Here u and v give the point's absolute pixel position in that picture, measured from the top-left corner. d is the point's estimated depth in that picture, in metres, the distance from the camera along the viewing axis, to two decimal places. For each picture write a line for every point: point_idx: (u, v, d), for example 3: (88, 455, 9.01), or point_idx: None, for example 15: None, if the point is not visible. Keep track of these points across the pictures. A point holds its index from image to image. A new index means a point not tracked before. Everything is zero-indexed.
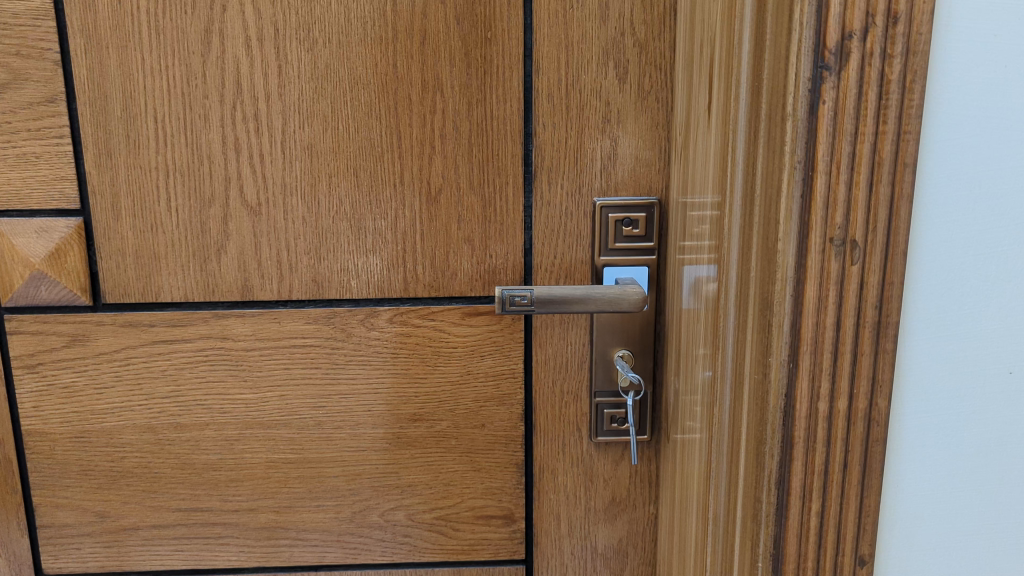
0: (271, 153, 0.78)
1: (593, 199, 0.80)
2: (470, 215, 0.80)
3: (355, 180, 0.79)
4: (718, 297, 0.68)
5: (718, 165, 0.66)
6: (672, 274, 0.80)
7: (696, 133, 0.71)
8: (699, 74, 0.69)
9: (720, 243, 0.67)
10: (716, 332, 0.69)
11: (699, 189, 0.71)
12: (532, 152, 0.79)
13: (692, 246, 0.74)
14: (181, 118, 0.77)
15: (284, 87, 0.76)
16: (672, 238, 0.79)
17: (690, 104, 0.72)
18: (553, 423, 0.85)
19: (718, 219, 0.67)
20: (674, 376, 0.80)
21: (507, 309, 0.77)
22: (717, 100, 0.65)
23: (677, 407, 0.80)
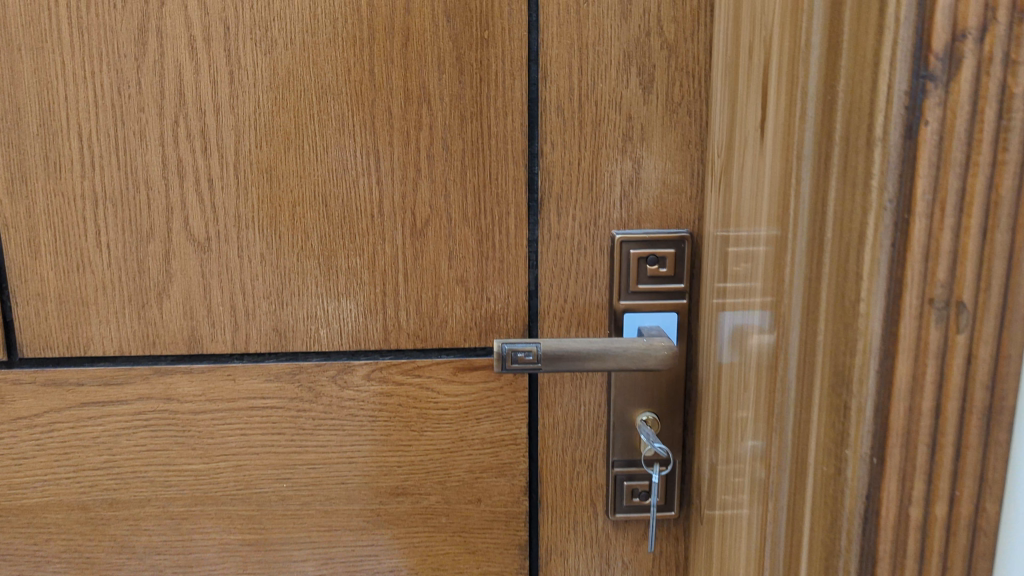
0: (221, 178, 0.64)
1: (611, 232, 0.67)
2: (463, 252, 0.67)
3: (324, 211, 0.65)
4: (775, 362, 0.54)
5: (773, 198, 0.53)
6: (708, 323, 0.66)
7: (739, 157, 0.57)
8: (744, 84, 0.55)
9: (776, 295, 0.54)
10: (772, 403, 0.55)
11: (745, 227, 0.58)
12: (538, 176, 0.66)
13: (737, 293, 0.60)
14: (112, 135, 0.63)
15: (236, 97, 0.63)
16: (709, 279, 0.65)
17: (731, 121, 0.58)
18: (562, 497, 0.71)
19: (775, 265, 0.54)
20: (710, 446, 0.67)
21: (508, 367, 0.64)
22: (771, 117, 0.52)
23: (713, 483, 0.66)
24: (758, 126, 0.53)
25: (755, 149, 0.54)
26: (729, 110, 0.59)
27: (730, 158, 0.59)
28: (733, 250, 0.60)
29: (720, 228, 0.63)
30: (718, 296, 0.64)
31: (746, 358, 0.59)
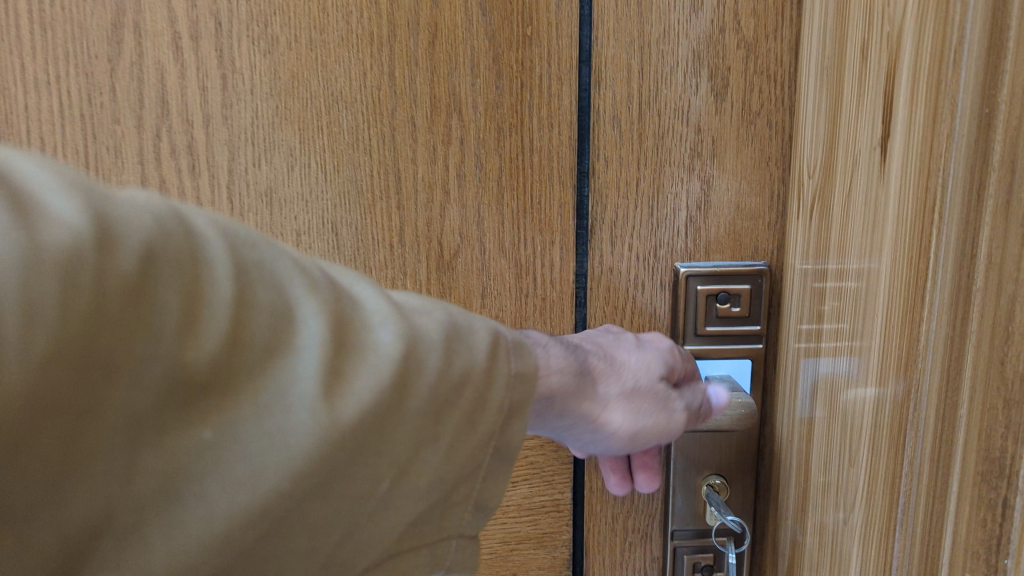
0: (212, 201, 0.54)
1: (674, 264, 0.56)
2: (499, 288, 0.56)
3: (334, 240, 0.55)
4: (899, 438, 0.43)
5: (901, 234, 0.41)
6: (792, 375, 0.55)
7: (841, 180, 0.46)
8: (851, 91, 0.45)
9: (901, 354, 0.42)
10: (894, 486, 0.43)
11: (852, 265, 0.46)
12: (588, 199, 0.55)
13: (831, 345, 0.49)
14: (82, 151, 0.53)
15: (230, 106, 0.53)
16: (794, 323, 0.54)
17: (831, 135, 0.47)
18: (611, 569, 0.62)
19: (901, 316, 0.42)
20: (791, 522, 0.55)
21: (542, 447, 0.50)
22: (898, 130, 0.41)
23: (792, 564, 0.55)
24: (878, 142, 0.42)
25: (871, 171, 0.43)
26: (827, 121, 0.48)
27: (829, 180, 0.48)
28: (830, 293, 0.48)
29: (808, 263, 0.51)
30: (804, 343, 0.52)
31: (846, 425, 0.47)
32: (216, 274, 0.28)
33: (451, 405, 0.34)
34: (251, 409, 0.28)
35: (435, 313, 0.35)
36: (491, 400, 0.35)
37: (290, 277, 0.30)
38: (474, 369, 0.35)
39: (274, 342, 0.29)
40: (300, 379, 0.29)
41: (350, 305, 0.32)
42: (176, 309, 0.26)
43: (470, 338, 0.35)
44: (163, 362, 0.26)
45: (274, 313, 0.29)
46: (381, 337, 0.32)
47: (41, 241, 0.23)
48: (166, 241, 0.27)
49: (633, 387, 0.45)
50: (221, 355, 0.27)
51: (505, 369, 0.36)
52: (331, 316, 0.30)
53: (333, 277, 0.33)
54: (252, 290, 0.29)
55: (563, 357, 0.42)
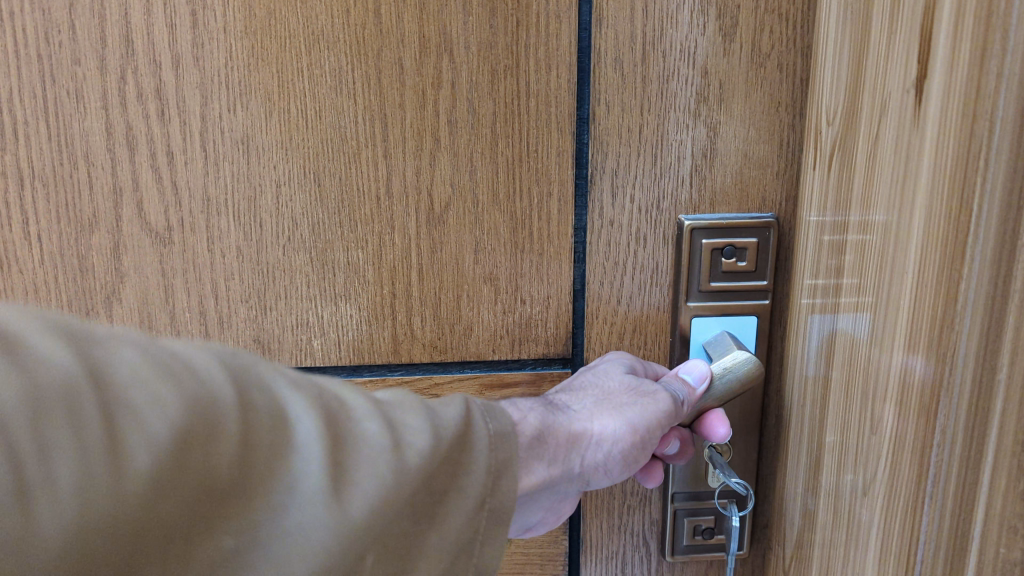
0: (184, 150, 0.50)
1: (678, 217, 0.53)
2: (492, 244, 0.53)
3: (317, 192, 0.51)
4: (930, 408, 0.39)
5: (936, 193, 0.37)
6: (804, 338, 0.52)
7: (865, 128, 0.43)
8: (872, 28, 0.42)
9: (934, 316, 0.38)
10: (923, 455, 0.40)
11: (878, 223, 0.42)
12: (587, 147, 0.52)
13: (851, 308, 0.45)
14: (39, 95, 0.48)
15: (201, 46, 0.48)
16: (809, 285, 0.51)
17: (854, 77, 0.44)
18: (609, 535, 0.60)
19: (933, 277, 0.38)
20: (800, 489, 0.53)
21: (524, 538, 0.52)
22: (939, 68, 0.36)
23: (799, 528, 0.53)
24: (912, 85, 0.38)
25: (901, 116, 0.39)
26: (848, 61, 0.45)
27: (851, 125, 0.44)
28: (851, 247, 0.45)
29: (825, 216, 0.48)
30: (818, 307, 0.49)
31: (866, 390, 0.44)
32: (218, 388, 0.29)
33: (443, 480, 0.35)
34: (267, 509, 0.30)
35: (409, 401, 0.36)
36: (479, 461, 0.36)
37: (277, 386, 0.32)
38: (455, 442, 0.36)
39: (278, 444, 0.30)
40: (305, 474, 0.30)
41: (336, 403, 0.33)
42: (191, 424, 0.28)
43: (450, 416, 0.36)
44: (186, 479, 0.27)
45: (271, 417, 0.31)
46: (369, 427, 0.33)
47: (45, 389, 0.25)
48: (162, 367, 0.28)
49: (600, 395, 0.48)
50: (234, 463, 0.29)
51: (482, 431, 0.37)
52: (319, 412, 0.32)
53: (315, 380, 0.35)
54: (251, 398, 0.31)
55: (529, 402, 0.46)
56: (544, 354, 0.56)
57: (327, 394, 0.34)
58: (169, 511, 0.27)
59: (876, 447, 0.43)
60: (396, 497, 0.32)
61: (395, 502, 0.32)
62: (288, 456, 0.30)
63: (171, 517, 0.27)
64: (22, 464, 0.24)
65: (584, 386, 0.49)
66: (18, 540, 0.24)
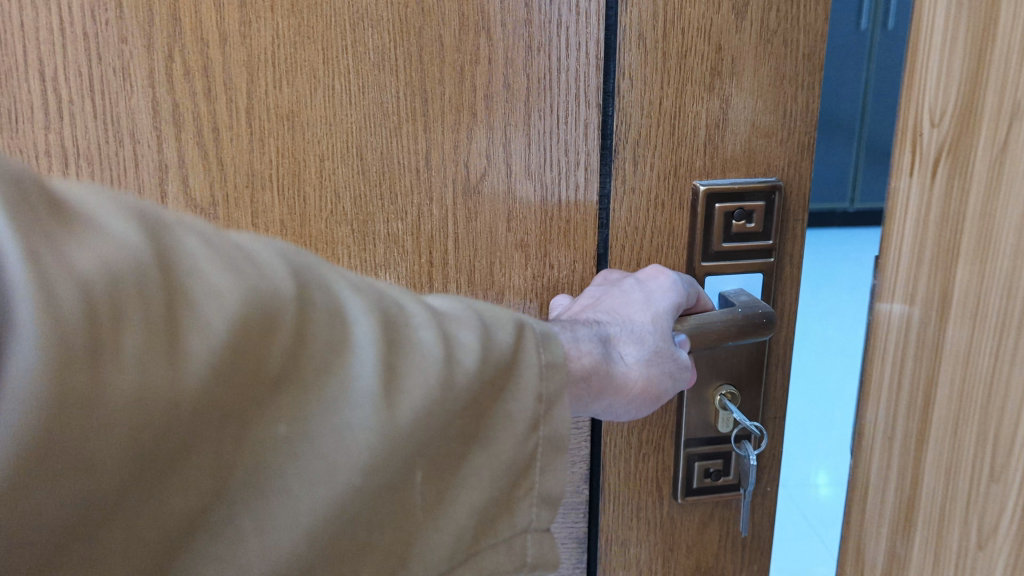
0: (229, 126, 0.51)
1: (693, 183, 0.57)
2: (523, 212, 0.56)
3: (359, 166, 0.53)
4: None
5: None
6: (898, 360, 0.50)
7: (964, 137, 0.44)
8: (996, 46, 0.41)
9: None
10: None
11: (1004, 251, 0.42)
12: (612, 119, 0.55)
13: (963, 335, 0.45)
14: (85, 73, 0.49)
15: (249, 24, 0.49)
16: (902, 308, 0.50)
17: (971, 87, 0.43)
18: (626, 482, 0.64)
19: None
20: (889, 520, 0.52)
21: None
22: None
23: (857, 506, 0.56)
24: None
25: None
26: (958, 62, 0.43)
27: (966, 135, 0.44)
28: (965, 264, 0.45)
29: (934, 225, 0.47)
30: (919, 331, 0.49)
31: (981, 431, 0.44)
32: (277, 279, 0.31)
33: (488, 401, 0.36)
34: (319, 402, 0.31)
35: (463, 313, 0.38)
36: (529, 383, 0.38)
37: (333, 286, 0.33)
38: (506, 365, 0.37)
39: (332, 340, 0.31)
40: (357, 374, 0.31)
41: (392, 306, 0.35)
42: (252, 316, 0.29)
43: (500, 336, 0.37)
44: (246, 365, 0.29)
45: (329, 314, 0.32)
46: (423, 336, 0.34)
47: (115, 262, 0.26)
48: (216, 254, 0.29)
49: (640, 338, 0.51)
50: (288, 358, 0.30)
51: (532, 356, 0.38)
52: (376, 316, 0.33)
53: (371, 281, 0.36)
54: (308, 294, 0.32)
55: (586, 334, 0.48)
56: None
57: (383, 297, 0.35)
58: (229, 395, 0.28)
59: (999, 494, 0.44)
60: (445, 410, 0.34)
61: (448, 409, 0.35)
62: (341, 355, 0.32)
63: (228, 402, 0.28)
64: (97, 328, 0.25)
65: (627, 319, 0.51)
66: (84, 400, 0.24)
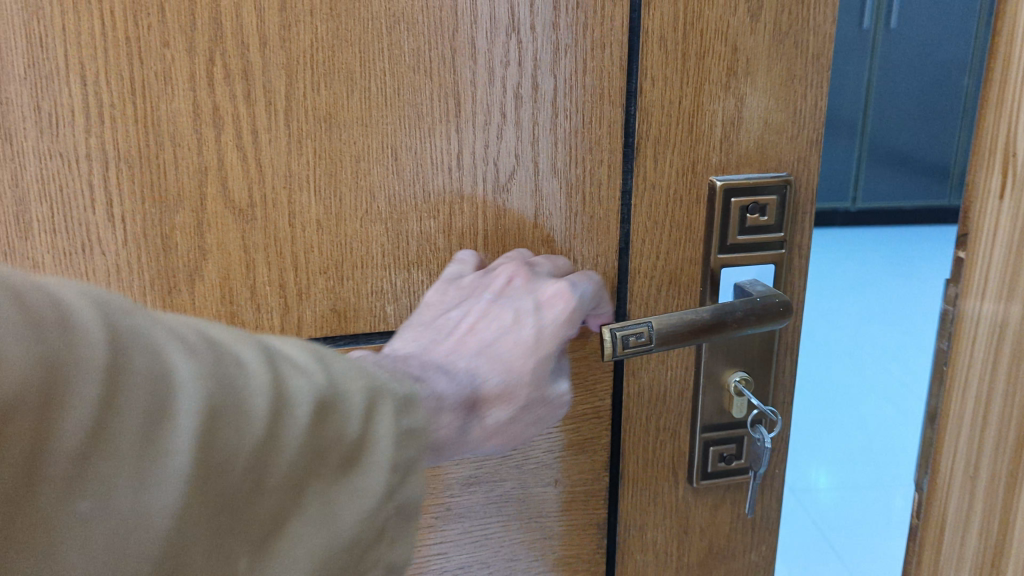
0: (269, 128, 0.52)
1: (709, 178, 0.60)
2: (551, 208, 0.58)
3: (394, 165, 0.55)
4: None
5: None
6: (988, 380, 0.49)
7: None
8: None
9: None
10: None
11: None
12: (635, 117, 0.57)
13: None
14: (127, 76, 0.49)
15: (289, 27, 0.50)
16: (992, 310, 0.48)
17: None
18: (644, 469, 0.66)
19: None
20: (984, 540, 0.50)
21: (618, 354, 0.58)
22: None
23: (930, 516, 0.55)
24: None
25: None
26: None
27: None
28: None
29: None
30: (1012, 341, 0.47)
31: None
32: (91, 341, 0.29)
33: (316, 466, 0.36)
34: (131, 478, 0.29)
35: (313, 368, 0.37)
36: (381, 452, 0.38)
37: (166, 345, 0.32)
38: (336, 432, 0.36)
39: (150, 408, 0.30)
40: (172, 445, 0.30)
41: (229, 367, 0.33)
42: (49, 384, 0.27)
43: (349, 399, 0.37)
44: (39, 434, 0.27)
45: (151, 378, 0.30)
46: (256, 402, 0.33)
47: None
48: (28, 314, 0.28)
49: (511, 395, 0.50)
50: (94, 427, 0.28)
51: (389, 427, 0.38)
52: (207, 383, 0.32)
53: (211, 336, 0.35)
54: (128, 356, 0.30)
55: (451, 400, 0.47)
56: None
57: (218, 354, 0.34)
58: (13, 467, 0.26)
59: None
60: (254, 477, 0.33)
61: (262, 478, 0.34)
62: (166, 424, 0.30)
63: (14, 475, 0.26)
64: None
65: (507, 366, 0.49)
66: None
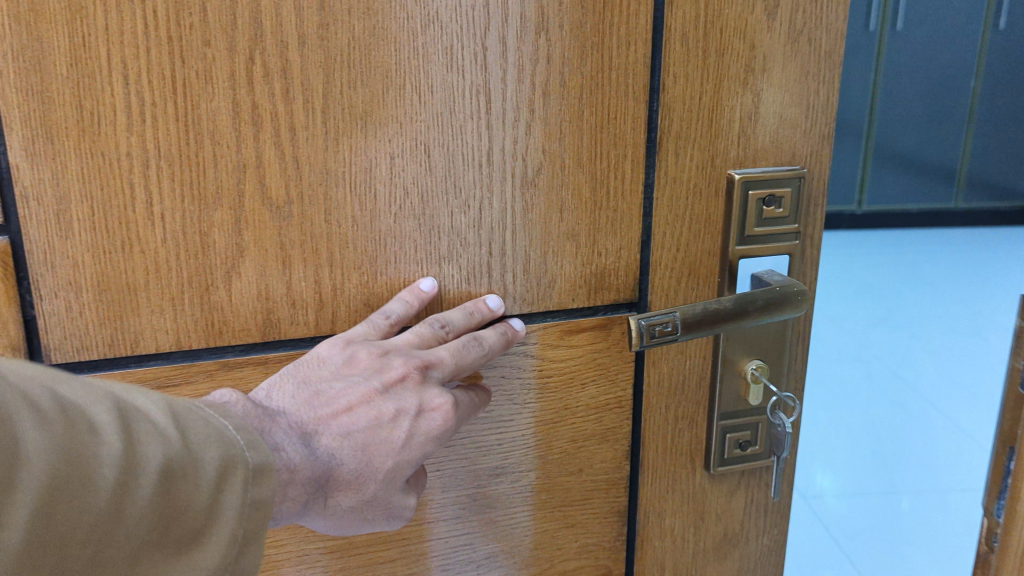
0: (306, 126, 0.53)
1: (727, 172, 0.62)
2: (576, 203, 0.60)
3: (426, 161, 0.56)
4: None
5: None
6: None
7: None
8: None
9: None
10: None
11: None
12: (658, 113, 0.59)
13: None
14: (168, 75, 0.49)
15: (327, 25, 0.51)
16: None
17: None
18: (663, 457, 0.68)
19: None
20: None
21: (647, 344, 0.60)
22: None
23: None
24: None
25: None
26: None
27: None
28: None
29: None
30: None
31: None
32: None
33: (176, 524, 0.38)
34: None
35: (170, 430, 0.39)
36: (226, 522, 0.40)
37: (20, 416, 0.33)
38: (197, 494, 0.39)
39: (1, 479, 0.32)
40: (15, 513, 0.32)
41: (86, 437, 0.35)
42: None
43: (205, 460, 0.39)
44: None
45: (2, 450, 0.32)
46: (106, 472, 0.35)
47: None
48: None
49: (360, 484, 0.51)
50: None
51: (236, 495, 0.40)
52: (56, 456, 0.34)
53: (72, 400, 0.36)
54: None
55: (304, 476, 0.48)
56: (615, 299, 0.63)
57: (79, 421, 0.35)
58: None
59: None
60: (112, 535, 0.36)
61: (106, 546, 0.35)
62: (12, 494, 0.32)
63: None
64: None
65: (368, 458, 0.51)
66: None
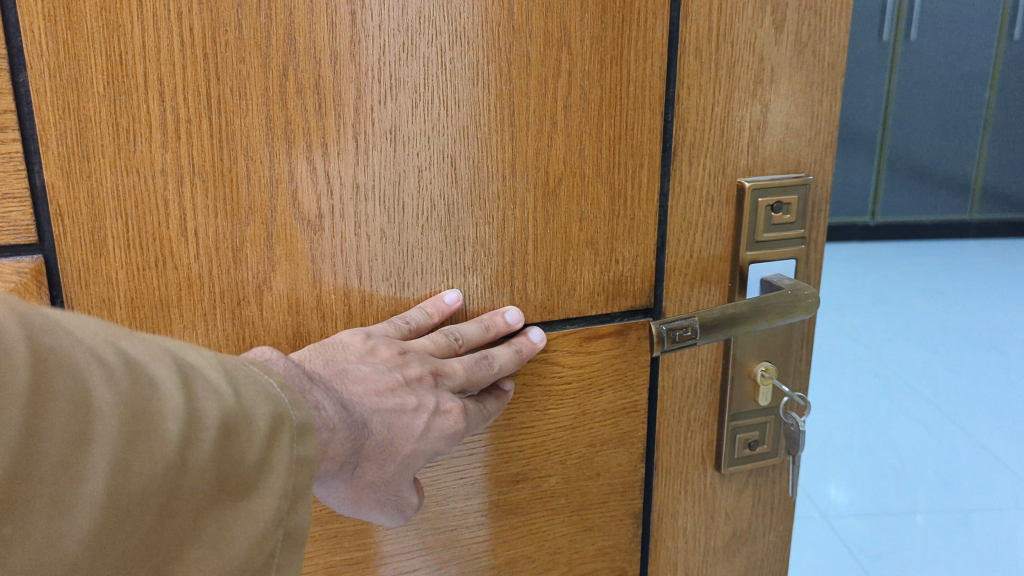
0: (338, 143, 0.53)
1: (737, 180, 0.64)
2: (595, 212, 0.61)
3: (453, 174, 0.57)
4: None
5: None
6: None
7: None
8: None
9: None
10: None
11: None
12: (672, 123, 0.61)
13: None
14: (203, 93, 0.50)
15: (359, 43, 0.52)
16: None
17: None
18: (676, 458, 0.69)
19: None
20: None
21: (666, 349, 0.62)
22: None
23: None
24: None
25: None
26: None
27: None
28: None
29: None
30: None
31: None
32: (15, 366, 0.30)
33: (231, 480, 0.37)
34: (47, 508, 0.31)
35: (224, 389, 0.38)
36: (279, 477, 0.39)
37: (86, 366, 0.32)
38: (252, 453, 0.38)
39: (72, 432, 0.31)
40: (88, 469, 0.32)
41: (146, 388, 0.34)
42: None
43: (258, 418, 0.39)
44: None
45: (69, 403, 0.31)
46: (168, 427, 0.34)
47: None
48: None
49: (382, 458, 0.51)
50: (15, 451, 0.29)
51: (285, 456, 0.40)
52: (120, 408, 0.33)
53: (130, 354, 0.35)
54: (50, 378, 0.31)
55: (343, 434, 0.47)
56: (631, 305, 0.65)
57: (141, 375, 0.34)
58: None
59: None
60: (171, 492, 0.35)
61: (174, 499, 0.35)
62: (84, 449, 0.31)
63: None
64: None
65: (392, 435, 0.51)
66: None
